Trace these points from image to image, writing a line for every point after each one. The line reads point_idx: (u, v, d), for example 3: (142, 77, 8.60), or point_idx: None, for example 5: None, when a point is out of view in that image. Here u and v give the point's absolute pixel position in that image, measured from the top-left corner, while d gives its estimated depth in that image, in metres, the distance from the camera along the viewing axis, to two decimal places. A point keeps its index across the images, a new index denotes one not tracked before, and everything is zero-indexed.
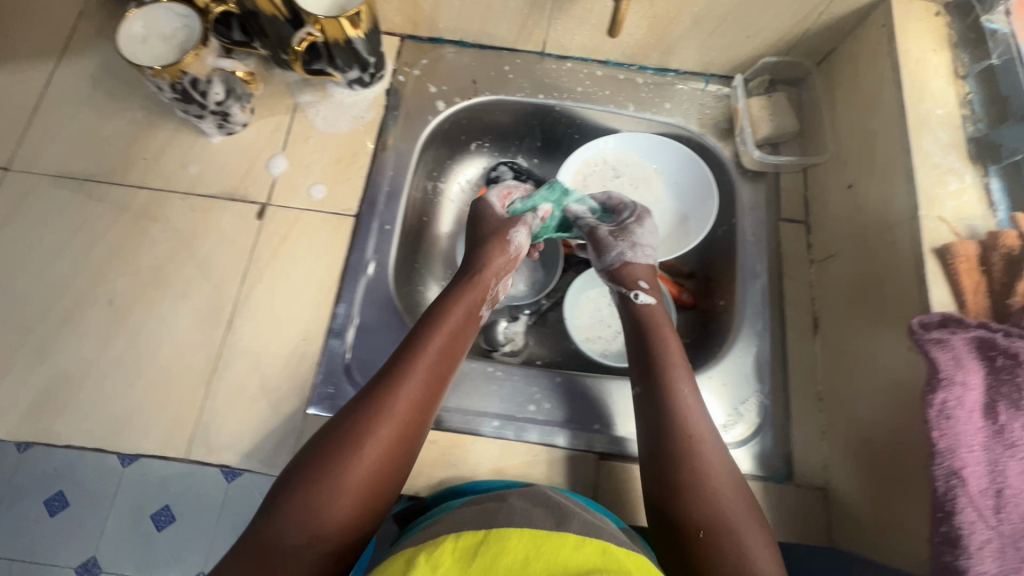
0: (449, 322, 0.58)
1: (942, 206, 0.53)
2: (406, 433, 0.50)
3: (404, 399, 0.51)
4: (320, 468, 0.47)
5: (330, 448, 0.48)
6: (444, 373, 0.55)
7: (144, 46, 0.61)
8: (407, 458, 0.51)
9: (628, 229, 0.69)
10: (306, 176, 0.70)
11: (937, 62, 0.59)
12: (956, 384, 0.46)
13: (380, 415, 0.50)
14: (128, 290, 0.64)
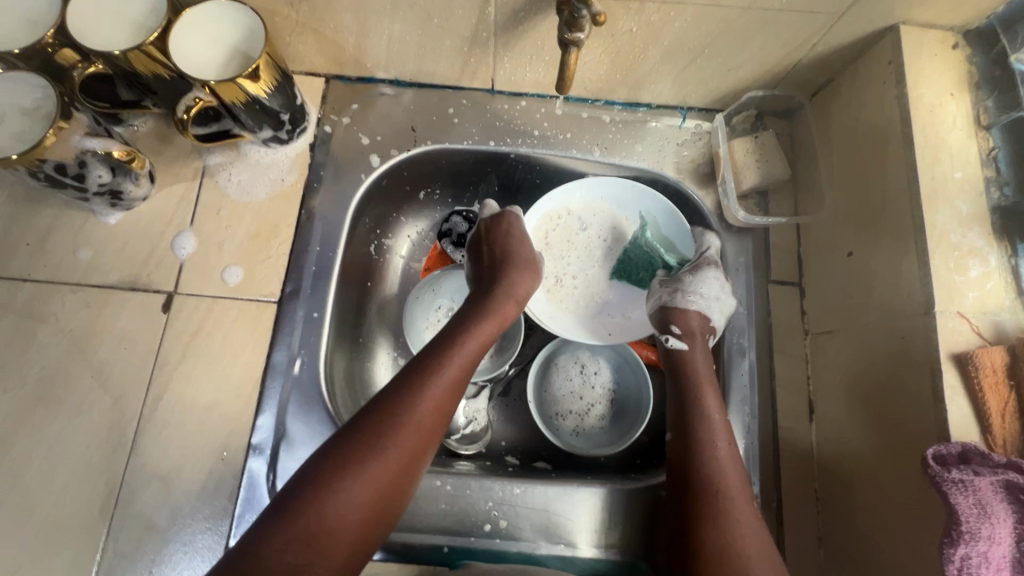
0: (470, 345, 0.54)
1: (962, 299, 0.44)
2: (412, 468, 0.47)
3: (416, 428, 0.48)
4: (321, 495, 0.43)
5: (335, 474, 0.44)
6: (457, 404, 0.52)
7: (3, 126, 0.51)
8: (410, 492, 0.48)
9: (683, 275, 0.60)
10: (219, 256, 0.60)
11: (954, 110, 0.49)
12: (981, 538, 0.38)
13: (389, 442, 0.46)
14: (12, 409, 0.55)
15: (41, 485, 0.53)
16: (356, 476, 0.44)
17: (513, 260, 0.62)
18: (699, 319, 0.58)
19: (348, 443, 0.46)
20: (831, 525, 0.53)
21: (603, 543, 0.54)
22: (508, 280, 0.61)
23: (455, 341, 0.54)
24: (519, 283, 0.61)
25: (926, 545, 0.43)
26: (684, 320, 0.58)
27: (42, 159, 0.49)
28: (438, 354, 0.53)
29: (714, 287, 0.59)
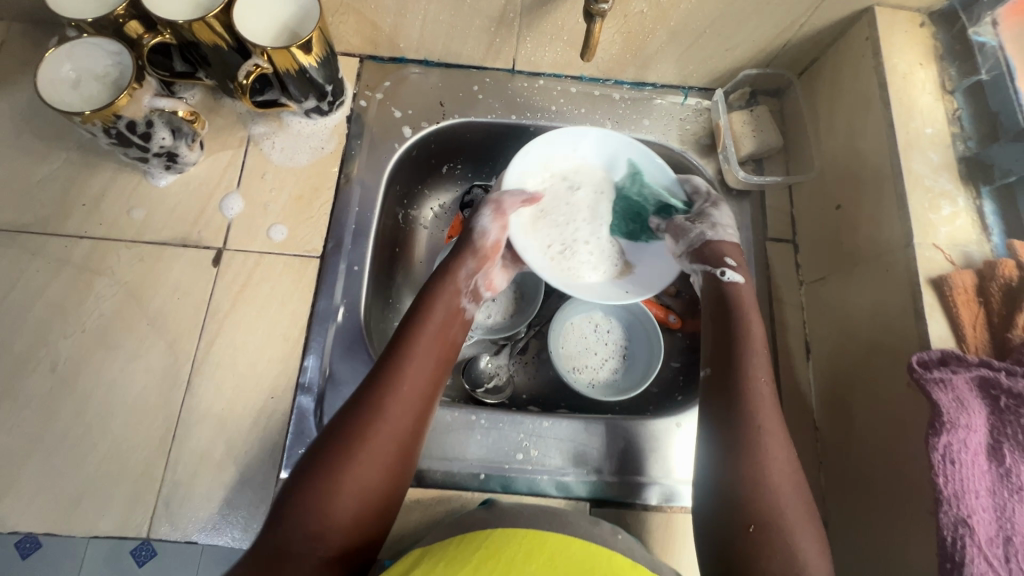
0: (434, 323, 0.55)
1: (936, 233, 0.51)
2: (399, 449, 0.48)
3: (396, 411, 0.48)
4: (311, 490, 0.44)
5: (323, 467, 0.45)
6: (435, 379, 0.53)
7: (76, 90, 0.56)
8: (404, 472, 0.49)
9: (710, 209, 0.62)
10: (265, 216, 0.65)
11: (923, 77, 0.57)
12: (960, 427, 0.44)
13: (370, 429, 0.47)
14: (72, 354, 0.58)
15: (102, 423, 0.56)
16: (345, 466, 0.45)
17: (473, 235, 0.60)
18: (736, 247, 0.61)
19: (331, 436, 0.46)
20: (829, 449, 0.59)
21: (625, 470, 0.59)
22: (464, 257, 0.60)
23: (421, 321, 0.54)
24: (478, 258, 0.61)
25: (914, 445, 0.49)
26: (728, 248, 0.60)
27: (117, 116, 0.54)
28: (407, 336, 0.53)
29: (729, 216, 0.64)
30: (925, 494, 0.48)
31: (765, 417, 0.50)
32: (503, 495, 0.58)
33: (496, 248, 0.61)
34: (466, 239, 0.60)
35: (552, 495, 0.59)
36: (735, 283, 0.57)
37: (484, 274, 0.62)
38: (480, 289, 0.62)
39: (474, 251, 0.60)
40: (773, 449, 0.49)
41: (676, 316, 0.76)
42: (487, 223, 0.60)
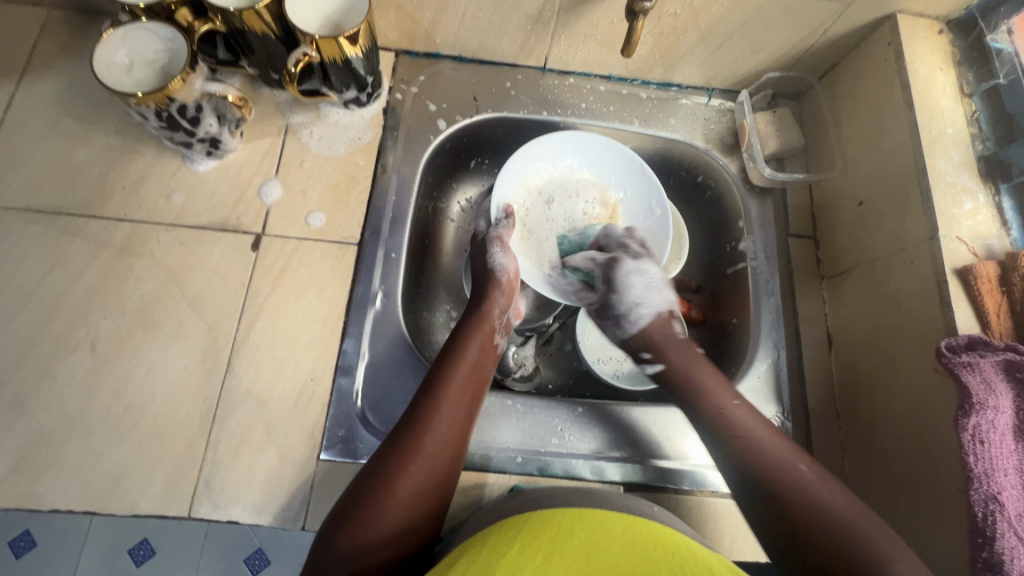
0: (468, 358, 0.58)
1: (959, 226, 0.54)
2: (440, 479, 0.50)
3: (434, 442, 0.51)
4: (360, 525, 0.46)
5: (369, 501, 0.47)
6: (472, 407, 0.55)
7: (130, 75, 0.57)
8: (446, 501, 0.51)
9: (612, 299, 0.68)
10: (303, 203, 0.66)
11: (943, 81, 0.60)
12: (988, 408, 0.46)
13: (411, 462, 0.49)
14: (112, 334, 0.59)
15: (142, 402, 0.57)
16: (389, 499, 0.47)
17: (492, 274, 0.66)
18: (653, 322, 0.66)
19: (373, 473, 0.49)
20: (853, 437, 0.61)
21: (656, 455, 0.61)
22: (493, 297, 0.64)
23: (455, 357, 0.57)
24: (506, 295, 0.65)
25: (942, 428, 0.51)
26: (642, 332, 0.66)
27: (170, 99, 0.55)
28: (443, 371, 0.56)
29: (638, 275, 0.67)
30: (954, 474, 0.50)
31: (775, 462, 0.51)
32: (538, 478, 0.59)
33: (514, 283, 0.66)
34: (489, 279, 0.65)
35: (586, 479, 0.59)
36: (656, 372, 0.63)
37: (511, 308, 0.66)
38: (511, 322, 0.66)
39: (501, 289, 0.65)
40: (791, 473, 0.50)
41: (699, 309, 0.76)
42: (499, 261, 0.66)
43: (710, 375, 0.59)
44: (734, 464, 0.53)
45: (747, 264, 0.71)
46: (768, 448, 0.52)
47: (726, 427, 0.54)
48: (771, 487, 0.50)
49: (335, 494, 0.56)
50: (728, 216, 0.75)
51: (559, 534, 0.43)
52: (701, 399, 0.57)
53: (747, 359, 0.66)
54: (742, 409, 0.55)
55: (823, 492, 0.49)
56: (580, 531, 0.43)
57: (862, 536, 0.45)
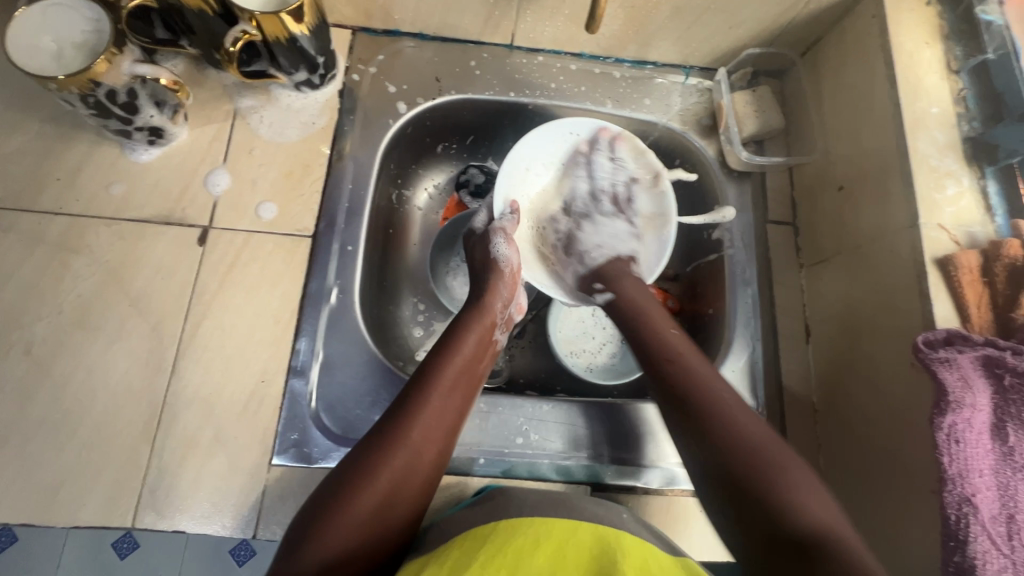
0: (466, 351, 0.54)
1: (941, 213, 0.51)
2: (425, 476, 0.47)
3: (424, 436, 0.48)
4: (336, 515, 0.43)
5: (349, 490, 0.44)
6: (464, 404, 0.52)
7: (58, 62, 0.51)
8: (428, 497, 0.48)
9: (578, 234, 0.68)
10: (253, 193, 0.62)
11: (929, 56, 0.56)
12: (965, 406, 0.44)
13: (397, 455, 0.46)
14: (49, 336, 0.55)
15: (82, 407, 0.54)
16: (370, 491, 0.44)
17: (496, 265, 0.61)
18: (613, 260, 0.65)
19: (353, 464, 0.46)
20: (829, 433, 0.59)
21: (627, 453, 0.59)
22: (496, 288, 0.60)
23: (453, 348, 0.54)
24: (509, 286, 0.61)
25: (917, 426, 0.49)
26: (599, 268, 0.64)
27: (95, 82, 0.50)
28: (436, 360, 0.53)
29: (611, 227, 0.67)
30: (928, 473, 0.48)
31: (706, 390, 0.49)
32: (502, 479, 0.57)
33: (518, 275, 0.62)
34: (490, 269, 0.61)
35: (552, 479, 0.58)
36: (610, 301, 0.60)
37: (514, 303, 0.62)
38: (512, 317, 0.62)
39: (503, 281, 0.61)
40: (714, 414, 0.47)
41: (675, 300, 0.74)
42: (501, 252, 0.61)
43: (656, 313, 0.57)
44: (667, 396, 0.50)
45: (724, 253, 0.68)
46: (715, 386, 0.50)
47: (665, 351, 0.53)
48: (698, 419, 0.48)
49: (288, 500, 0.53)
50: (705, 201, 0.71)
51: (524, 549, 0.40)
52: (649, 330, 0.55)
53: (722, 353, 0.64)
54: (689, 348, 0.53)
55: (745, 421, 0.47)
56: (547, 543, 0.41)
57: (770, 462, 0.44)
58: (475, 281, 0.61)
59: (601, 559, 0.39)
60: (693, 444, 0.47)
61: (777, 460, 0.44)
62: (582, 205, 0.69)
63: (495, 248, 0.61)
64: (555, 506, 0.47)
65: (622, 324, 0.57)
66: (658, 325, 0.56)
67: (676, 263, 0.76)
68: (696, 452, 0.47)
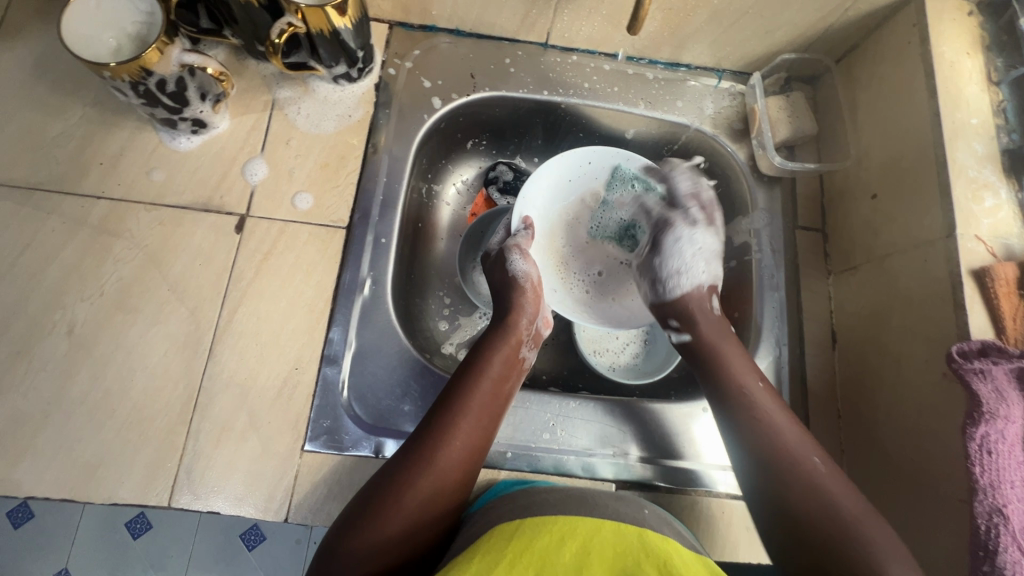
0: (491, 372, 0.54)
1: (978, 224, 0.51)
2: (448, 498, 0.48)
3: (446, 460, 0.48)
4: (358, 542, 0.44)
5: (373, 510, 0.45)
6: (489, 425, 0.52)
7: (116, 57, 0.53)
8: (451, 517, 0.49)
9: (655, 262, 0.62)
10: (289, 184, 0.63)
11: (970, 67, 0.56)
12: (999, 418, 0.44)
13: (420, 478, 0.47)
14: (89, 318, 0.57)
15: (121, 388, 0.55)
16: (396, 511, 0.45)
17: (516, 281, 0.60)
18: (695, 293, 0.60)
19: (381, 483, 0.47)
20: (853, 440, 0.59)
21: (653, 452, 0.59)
22: (521, 304, 0.59)
23: (478, 369, 0.54)
24: (534, 301, 0.60)
25: (948, 436, 0.49)
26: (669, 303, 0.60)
27: (146, 71, 0.52)
28: (463, 383, 0.53)
29: (693, 240, 0.61)
30: (957, 481, 0.48)
31: (791, 455, 0.49)
32: (529, 473, 0.58)
33: (539, 290, 0.61)
34: (512, 286, 0.60)
35: (578, 476, 0.58)
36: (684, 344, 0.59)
37: (541, 316, 0.61)
38: (539, 332, 0.61)
39: (526, 297, 0.60)
40: (799, 468, 0.48)
41: None
42: (519, 268, 0.60)
43: (737, 359, 0.56)
44: (754, 458, 0.50)
45: (753, 258, 0.68)
46: (801, 455, 0.49)
47: (746, 408, 0.52)
48: (789, 500, 0.47)
49: (320, 485, 0.54)
50: (733, 205, 0.72)
51: (553, 547, 0.40)
52: (727, 377, 0.55)
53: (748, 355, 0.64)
54: (781, 415, 0.52)
55: (828, 488, 0.47)
56: (573, 541, 0.41)
57: (859, 535, 0.44)
58: (501, 298, 0.60)
59: (624, 564, 0.40)
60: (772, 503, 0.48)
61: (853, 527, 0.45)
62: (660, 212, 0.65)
63: (511, 265, 0.60)
64: (585, 505, 0.47)
65: (701, 365, 0.57)
66: (737, 371, 0.55)
67: None
68: (776, 507, 0.48)
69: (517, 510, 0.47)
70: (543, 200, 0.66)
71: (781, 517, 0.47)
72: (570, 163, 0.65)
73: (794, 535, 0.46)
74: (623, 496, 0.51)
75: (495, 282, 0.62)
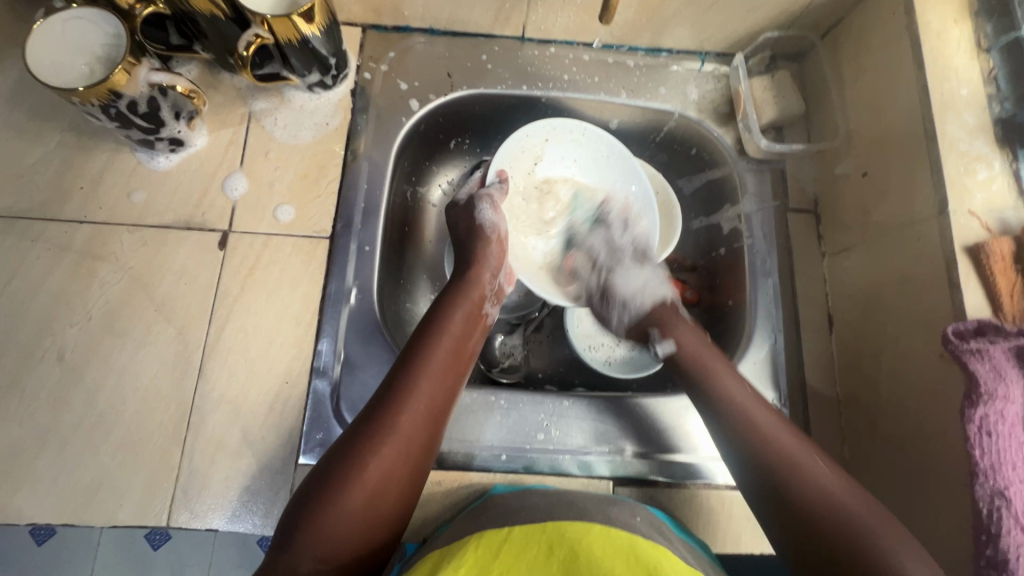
0: (453, 329, 0.55)
1: (971, 199, 0.49)
2: (412, 462, 0.48)
3: (412, 420, 0.48)
4: (331, 506, 0.44)
5: (336, 482, 0.45)
6: (455, 382, 0.52)
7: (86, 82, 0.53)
8: (422, 478, 0.49)
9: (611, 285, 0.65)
10: (270, 197, 0.63)
11: (958, 35, 0.54)
12: (997, 398, 0.43)
13: (384, 442, 0.46)
14: (79, 343, 0.57)
15: (114, 411, 0.55)
16: (359, 482, 0.45)
17: (483, 231, 0.62)
18: (660, 305, 0.63)
19: (342, 451, 0.46)
20: (853, 425, 0.58)
21: (650, 448, 0.59)
22: (484, 257, 0.60)
23: (438, 329, 0.54)
24: (496, 252, 0.61)
25: (947, 418, 0.48)
26: (646, 317, 0.63)
27: (115, 93, 0.52)
28: (424, 343, 0.53)
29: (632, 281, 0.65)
30: (958, 464, 0.47)
31: (789, 459, 0.48)
32: (525, 476, 0.57)
33: (504, 242, 0.63)
34: (478, 235, 0.62)
35: (575, 475, 0.57)
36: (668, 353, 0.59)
37: (504, 271, 0.63)
38: (502, 287, 0.62)
39: (491, 249, 0.61)
40: (805, 477, 0.47)
41: (693, 290, 0.72)
42: (488, 217, 0.62)
43: (715, 362, 0.56)
44: (745, 459, 0.50)
45: (744, 245, 0.66)
46: (814, 471, 0.47)
47: (740, 416, 0.51)
48: (794, 507, 0.46)
49: None
50: (723, 191, 0.70)
51: (539, 557, 0.41)
52: (711, 385, 0.54)
53: (743, 344, 0.63)
54: (780, 426, 0.50)
55: (831, 490, 0.46)
56: (560, 552, 0.42)
57: (878, 545, 0.43)
58: (465, 251, 0.61)
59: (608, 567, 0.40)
60: (778, 516, 0.47)
61: (886, 550, 0.42)
62: (606, 259, 0.68)
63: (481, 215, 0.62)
64: (578, 510, 0.47)
65: (685, 379, 0.56)
66: (718, 379, 0.54)
67: (694, 253, 0.75)
68: (789, 530, 0.46)
69: (511, 516, 0.47)
70: (518, 162, 0.67)
71: (796, 534, 0.46)
72: (537, 127, 0.65)
73: (824, 550, 0.44)
74: (626, 505, 0.50)
75: (463, 230, 0.63)
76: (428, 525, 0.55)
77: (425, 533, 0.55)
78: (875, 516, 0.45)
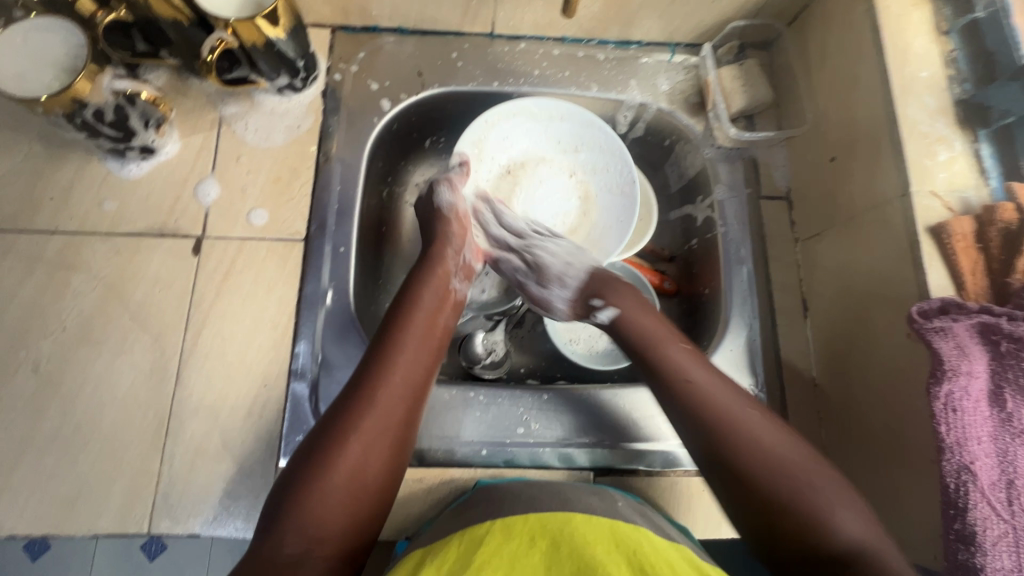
0: (423, 305, 0.55)
1: (933, 179, 0.50)
2: (395, 437, 0.48)
3: (390, 395, 0.48)
4: (315, 487, 0.43)
5: (319, 464, 0.44)
6: (430, 356, 0.53)
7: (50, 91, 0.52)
8: (403, 456, 0.49)
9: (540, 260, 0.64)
10: (243, 201, 0.63)
11: (918, 18, 0.54)
12: (962, 374, 0.43)
13: (364, 419, 0.47)
14: (54, 353, 0.57)
15: (92, 420, 0.55)
16: (342, 461, 0.45)
17: (441, 213, 0.63)
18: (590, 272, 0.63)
19: (323, 431, 0.46)
20: (829, 407, 0.59)
21: (629, 437, 0.59)
22: (446, 236, 0.61)
23: (407, 305, 0.55)
24: (459, 231, 0.62)
25: (917, 397, 0.48)
26: (582, 286, 0.62)
27: (79, 102, 0.52)
28: (394, 321, 0.53)
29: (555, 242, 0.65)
30: (927, 440, 0.48)
31: (726, 414, 0.48)
32: (505, 470, 0.58)
33: (465, 222, 0.63)
34: (439, 218, 0.62)
35: (554, 467, 0.58)
36: (613, 320, 0.58)
37: (469, 249, 0.63)
38: (470, 264, 0.63)
39: (455, 228, 0.62)
40: (740, 430, 0.47)
41: (672, 281, 0.73)
42: (444, 199, 0.63)
43: (663, 332, 0.56)
44: (685, 423, 0.50)
45: (718, 233, 0.67)
46: (720, 397, 0.49)
47: (676, 378, 0.51)
48: (736, 468, 0.46)
49: None
50: (696, 180, 0.71)
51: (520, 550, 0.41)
52: (655, 353, 0.54)
53: (720, 331, 0.63)
54: (706, 373, 0.51)
55: (768, 445, 0.47)
56: (542, 540, 0.42)
57: (810, 491, 0.44)
58: (430, 232, 0.62)
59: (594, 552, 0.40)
60: (727, 489, 0.47)
61: (821, 504, 0.43)
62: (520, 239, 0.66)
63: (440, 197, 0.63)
64: (556, 500, 0.47)
65: (627, 349, 0.56)
66: (663, 342, 0.54)
67: (673, 244, 0.75)
68: (734, 493, 0.46)
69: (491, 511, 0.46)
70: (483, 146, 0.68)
71: (745, 500, 0.46)
72: (500, 112, 0.67)
73: (749, 510, 0.45)
74: (601, 491, 0.51)
75: (424, 216, 0.64)
76: (412, 523, 0.55)
77: (410, 531, 0.55)
78: (802, 461, 0.46)
